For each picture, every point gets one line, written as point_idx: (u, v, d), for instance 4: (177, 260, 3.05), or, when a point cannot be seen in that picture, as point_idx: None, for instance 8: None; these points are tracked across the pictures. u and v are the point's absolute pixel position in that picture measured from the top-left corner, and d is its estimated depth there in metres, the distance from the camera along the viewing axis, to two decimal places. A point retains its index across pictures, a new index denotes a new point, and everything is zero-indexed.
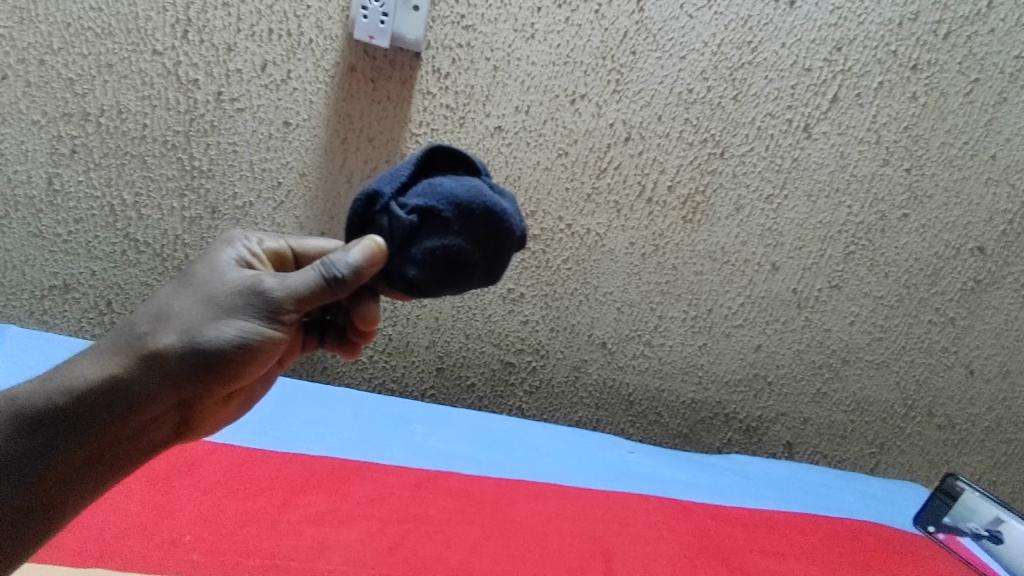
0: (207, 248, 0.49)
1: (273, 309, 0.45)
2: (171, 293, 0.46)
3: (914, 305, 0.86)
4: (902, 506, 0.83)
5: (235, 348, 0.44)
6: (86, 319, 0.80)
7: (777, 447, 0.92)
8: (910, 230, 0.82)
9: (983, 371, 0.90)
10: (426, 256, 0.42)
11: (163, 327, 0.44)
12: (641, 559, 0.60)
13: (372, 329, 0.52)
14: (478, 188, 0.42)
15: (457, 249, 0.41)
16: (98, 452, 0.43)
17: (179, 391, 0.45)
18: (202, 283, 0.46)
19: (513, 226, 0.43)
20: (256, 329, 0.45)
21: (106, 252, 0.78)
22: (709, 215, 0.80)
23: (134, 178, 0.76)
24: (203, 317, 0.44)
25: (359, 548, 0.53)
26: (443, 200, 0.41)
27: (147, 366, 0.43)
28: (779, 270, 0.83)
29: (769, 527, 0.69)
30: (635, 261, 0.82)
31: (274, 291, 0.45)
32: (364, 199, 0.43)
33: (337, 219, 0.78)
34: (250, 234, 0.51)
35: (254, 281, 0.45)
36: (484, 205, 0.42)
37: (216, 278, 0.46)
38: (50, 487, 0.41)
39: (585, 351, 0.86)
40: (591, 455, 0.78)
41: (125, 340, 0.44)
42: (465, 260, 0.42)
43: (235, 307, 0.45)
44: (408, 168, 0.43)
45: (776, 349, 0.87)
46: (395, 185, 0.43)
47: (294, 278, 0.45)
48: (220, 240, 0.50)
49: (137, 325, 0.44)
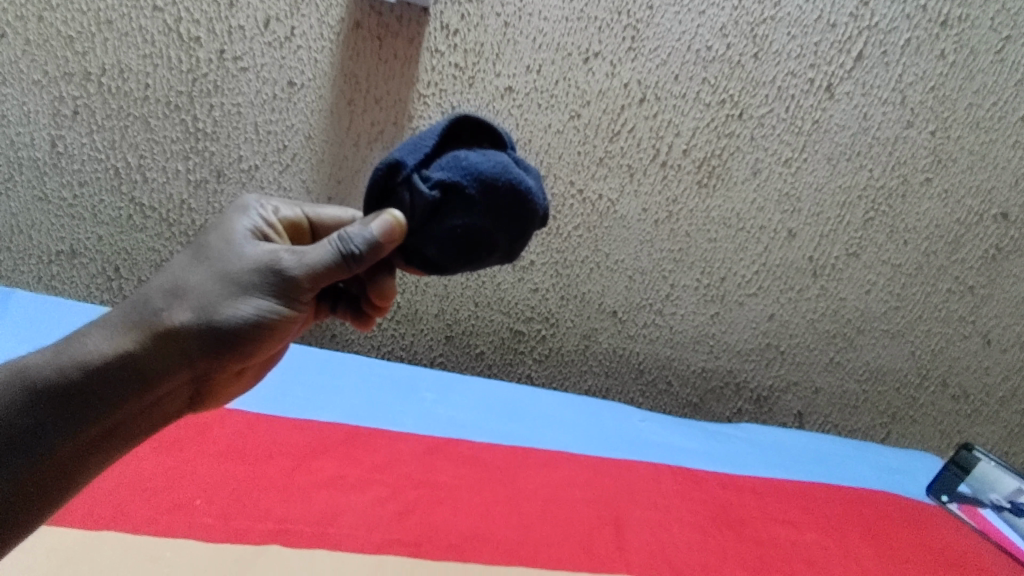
0: (220, 217, 0.49)
1: (290, 288, 0.44)
2: (186, 266, 0.45)
3: (933, 273, 0.84)
4: (915, 476, 0.83)
5: (252, 326, 0.44)
6: (95, 285, 0.80)
7: (787, 417, 0.92)
8: (932, 195, 0.80)
9: (1001, 341, 0.88)
10: (448, 235, 0.41)
11: (179, 304, 0.43)
12: (652, 526, 0.60)
13: (388, 302, 0.51)
14: (505, 165, 0.40)
15: (480, 229, 0.40)
16: (112, 426, 0.43)
17: (195, 367, 0.45)
18: (218, 258, 0.45)
19: (538, 206, 0.42)
20: (271, 305, 0.44)
21: (112, 216, 0.78)
22: (725, 179, 0.78)
23: (138, 140, 0.75)
24: (219, 294, 0.43)
25: (369, 515, 0.53)
26: (467, 175, 0.39)
27: (162, 342, 0.43)
28: (796, 237, 0.81)
29: (780, 494, 0.69)
30: (648, 228, 0.80)
31: (292, 269, 0.44)
32: (386, 169, 0.42)
33: (344, 183, 0.77)
34: (265, 202, 0.51)
35: (269, 255, 0.44)
36: (510, 184, 0.40)
37: (232, 253, 0.45)
38: (64, 462, 0.41)
39: (595, 320, 0.85)
40: (603, 423, 0.77)
41: (139, 314, 0.43)
42: (487, 241, 0.41)
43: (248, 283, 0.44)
44: (434, 140, 0.42)
45: (790, 319, 0.86)
46: (419, 157, 0.41)
47: (308, 252, 0.44)
48: (233, 208, 0.49)
49: (152, 300, 0.44)
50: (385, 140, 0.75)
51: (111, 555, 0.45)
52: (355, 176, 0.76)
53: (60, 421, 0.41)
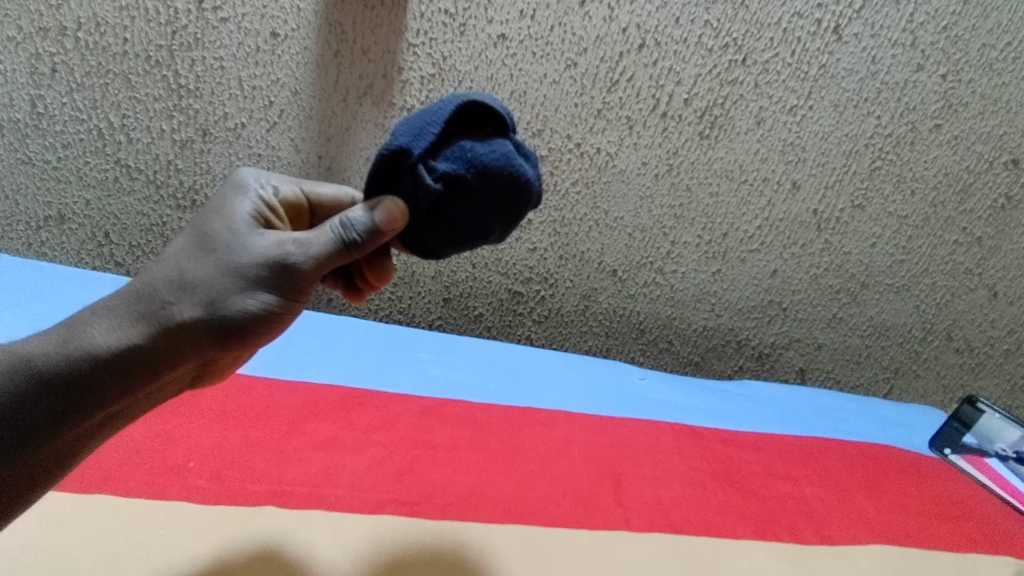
0: (218, 201, 0.47)
1: (298, 280, 0.43)
2: (191, 257, 0.44)
3: (940, 224, 0.82)
4: (917, 429, 0.83)
5: (261, 319, 0.43)
6: (86, 251, 0.79)
7: (789, 374, 0.92)
8: (942, 142, 0.77)
9: (1008, 294, 0.87)
10: (448, 223, 0.42)
11: (187, 298, 0.42)
12: (652, 483, 0.59)
13: (381, 285, 0.52)
14: (507, 156, 0.42)
15: (479, 220, 0.42)
16: (117, 410, 0.42)
17: (204, 357, 0.44)
18: (223, 249, 0.44)
19: (532, 195, 0.44)
20: (279, 295, 0.43)
21: (98, 179, 0.76)
22: (727, 130, 0.75)
23: (119, 98, 0.72)
24: (227, 288, 0.43)
25: (366, 475, 0.52)
26: (472, 169, 0.41)
27: (171, 334, 0.42)
28: (800, 189, 0.79)
29: (781, 450, 0.69)
30: (648, 183, 0.78)
31: (298, 261, 0.43)
32: (391, 153, 0.40)
33: (334, 141, 0.75)
34: (265, 182, 0.49)
35: (270, 242, 0.44)
36: (512, 178, 0.42)
37: (237, 244, 0.44)
38: (61, 438, 0.40)
39: (595, 279, 0.84)
40: (602, 382, 0.77)
41: (145, 306, 0.42)
42: (484, 230, 0.43)
43: (252, 272, 0.43)
44: (439, 125, 0.41)
45: (793, 275, 0.84)
46: (427, 145, 0.40)
47: (306, 237, 0.43)
48: (230, 191, 0.48)
49: (158, 293, 0.43)
50: (374, 94, 0.72)
51: (116, 520, 0.44)
52: (344, 133, 0.74)
53: (53, 390, 0.40)
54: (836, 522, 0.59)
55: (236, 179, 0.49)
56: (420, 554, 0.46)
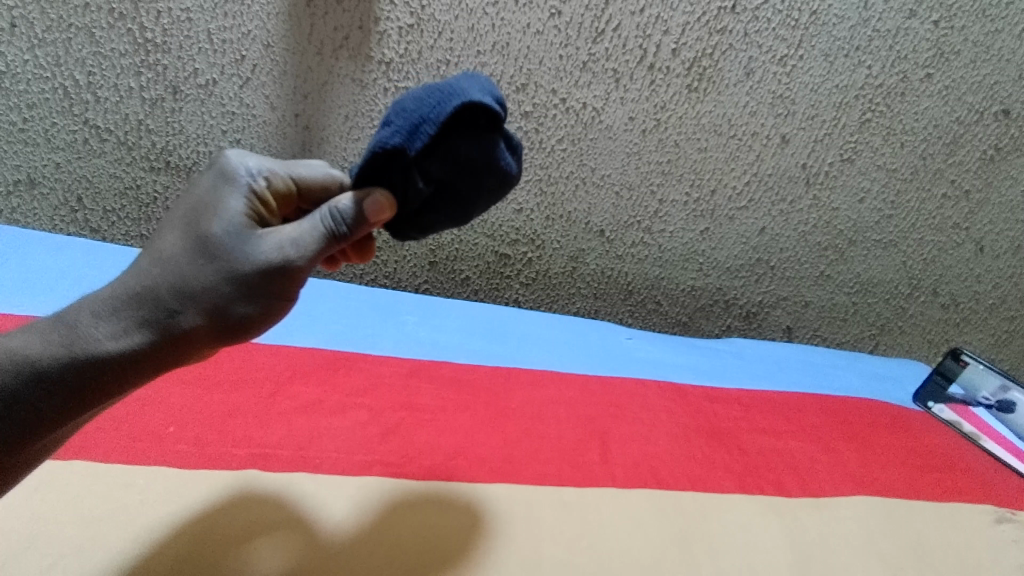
0: (208, 194, 0.42)
1: (297, 280, 0.42)
2: (187, 262, 0.40)
3: (928, 178, 0.81)
4: (902, 384, 0.83)
5: (264, 319, 0.42)
6: (59, 217, 0.77)
7: (776, 332, 0.92)
8: (932, 92, 0.75)
9: (994, 248, 0.86)
10: (434, 215, 0.44)
11: (189, 307, 0.40)
12: (639, 441, 0.59)
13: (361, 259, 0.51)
14: (496, 157, 0.43)
15: (463, 212, 0.45)
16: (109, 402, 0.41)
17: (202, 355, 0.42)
18: (221, 255, 0.40)
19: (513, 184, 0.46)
20: (279, 295, 0.42)
21: (67, 141, 0.73)
22: (716, 82, 0.73)
23: (84, 55, 0.69)
24: (230, 295, 0.40)
25: (351, 437, 0.52)
26: (464, 173, 0.42)
27: (171, 339, 0.40)
28: (789, 143, 0.77)
29: (767, 406, 0.69)
30: (635, 139, 0.76)
31: (298, 264, 0.41)
32: (387, 151, 0.40)
33: (311, 97, 0.72)
34: (253, 169, 0.43)
35: (265, 239, 0.41)
36: (497, 176, 0.44)
37: (236, 250, 0.40)
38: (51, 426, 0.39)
39: (582, 240, 0.83)
40: (589, 343, 0.76)
41: (146, 303, 0.40)
42: (466, 219, 0.46)
43: (251, 276, 0.40)
44: (436, 124, 0.40)
45: (781, 232, 0.83)
46: (422, 148, 0.40)
47: (294, 230, 0.41)
48: (215, 180, 0.43)
49: (156, 300, 0.40)
50: (351, 47, 0.69)
51: (95, 484, 0.44)
52: (321, 89, 0.72)
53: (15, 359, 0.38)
54: (821, 475, 0.59)
55: (218, 164, 0.43)
56: (408, 509, 0.46)
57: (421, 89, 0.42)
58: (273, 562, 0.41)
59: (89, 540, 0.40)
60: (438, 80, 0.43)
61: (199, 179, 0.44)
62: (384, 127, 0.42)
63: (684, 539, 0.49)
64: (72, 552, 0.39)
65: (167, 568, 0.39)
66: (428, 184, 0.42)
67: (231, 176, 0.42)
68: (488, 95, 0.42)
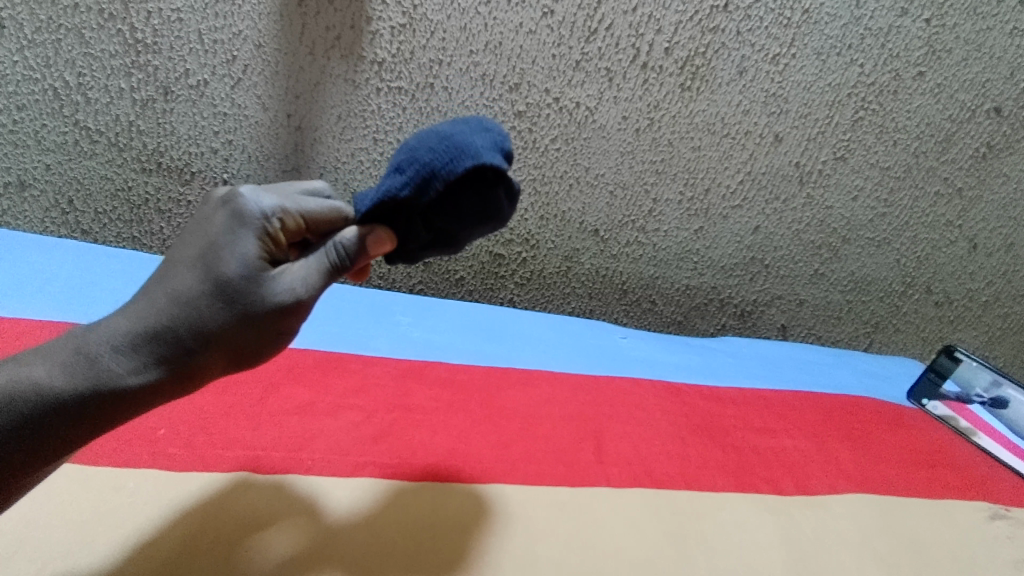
0: (218, 234, 0.39)
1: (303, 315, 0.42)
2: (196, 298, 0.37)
3: (921, 175, 0.81)
4: (896, 381, 0.83)
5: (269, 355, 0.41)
6: (50, 219, 0.76)
7: (771, 330, 0.92)
8: (925, 90, 0.76)
9: (987, 246, 0.87)
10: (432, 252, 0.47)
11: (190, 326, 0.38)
12: (633, 440, 0.59)
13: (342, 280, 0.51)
14: (497, 212, 0.45)
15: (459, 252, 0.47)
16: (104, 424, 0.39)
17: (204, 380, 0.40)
18: (235, 301, 0.38)
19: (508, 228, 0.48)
20: (286, 333, 0.41)
21: (57, 143, 0.72)
22: (709, 80, 0.73)
23: (73, 56, 0.68)
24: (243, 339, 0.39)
25: (344, 438, 0.52)
26: (465, 224, 0.44)
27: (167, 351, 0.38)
28: (783, 142, 0.78)
29: (761, 405, 0.69)
30: (629, 138, 0.76)
31: (306, 301, 0.41)
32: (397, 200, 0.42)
33: (303, 98, 0.72)
34: (267, 209, 0.40)
35: (276, 278, 0.40)
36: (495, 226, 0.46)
37: (251, 296, 0.38)
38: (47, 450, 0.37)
39: (577, 240, 0.82)
40: (584, 342, 0.76)
41: (133, 306, 0.39)
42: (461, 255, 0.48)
43: (264, 318, 0.39)
44: (444, 182, 0.42)
45: (775, 231, 0.84)
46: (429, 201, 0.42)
47: (302, 268, 0.41)
48: (225, 217, 0.40)
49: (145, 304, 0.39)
50: (342, 47, 0.69)
51: (85, 489, 0.43)
52: (313, 89, 0.71)
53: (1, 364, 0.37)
54: (815, 472, 0.59)
55: (228, 200, 0.40)
56: (405, 497, 0.47)
57: (433, 137, 0.43)
58: (283, 541, 0.42)
59: (79, 545, 0.40)
60: (449, 127, 0.44)
61: (205, 214, 0.40)
62: (396, 172, 0.43)
63: (679, 538, 0.49)
64: (61, 557, 0.39)
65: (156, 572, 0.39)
66: (434, 233, 0.44)
67: (244, 216, 0.39)
68: (496, 152, 0.43)
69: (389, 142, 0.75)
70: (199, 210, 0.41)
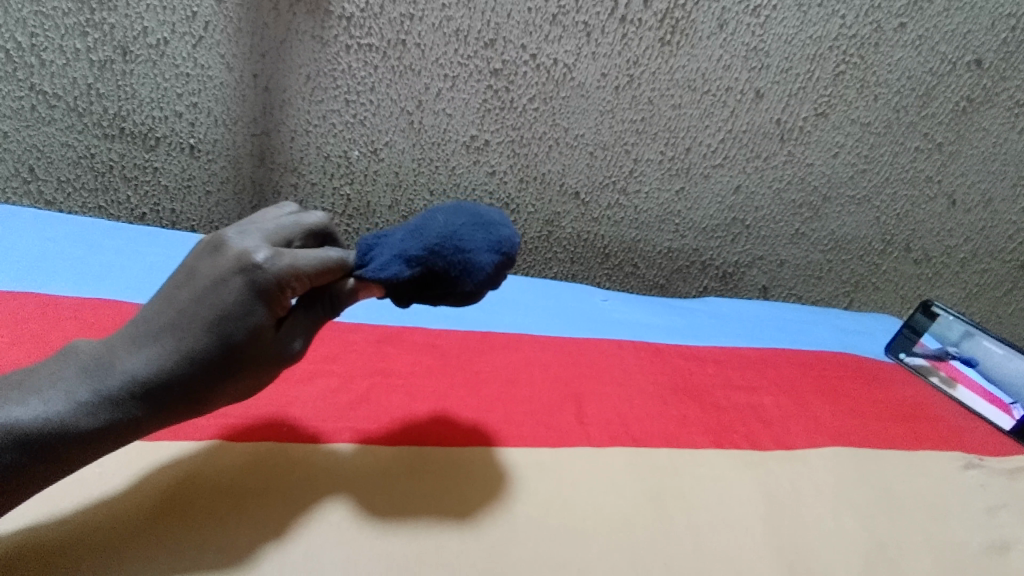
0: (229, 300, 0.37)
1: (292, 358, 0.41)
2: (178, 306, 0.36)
3: (902, 131, 0.80)
4: (875, 338, 0.84)
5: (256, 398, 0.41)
6: (10, 189, 0.73)
7: (752, 292, 0.92)
8: (906, 42, 0.74)
9: (966, 202, 0.87)
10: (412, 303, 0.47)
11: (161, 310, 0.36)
12: (614, 401, 0.59)
13: None
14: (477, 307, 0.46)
15: None
16: None
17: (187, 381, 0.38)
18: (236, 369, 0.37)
19: None
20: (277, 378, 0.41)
21: (14, 108, 0.69)
22: (689, 34, 0.71)
23: (24, 14, 0.65)
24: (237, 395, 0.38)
25: (321, 406, 0.51)
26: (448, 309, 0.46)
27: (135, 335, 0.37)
28: (763, 98, 0.76)
29: (741, 363, 0.69)
30: (609, 96, 0.75)
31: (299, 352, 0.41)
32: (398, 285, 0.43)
33: (270, 57, 0.69)
34: (282, 279, 0.38)
35: (276, 345, 0.39)
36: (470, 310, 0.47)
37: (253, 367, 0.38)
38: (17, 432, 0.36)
39: (557, 203, 0.81)
40: (565, 306, 0.75)
41: None
42: None
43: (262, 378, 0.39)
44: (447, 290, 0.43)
45: (756, 190, 0.83)
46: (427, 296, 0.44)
47: (302, 328, 0.41)
48: (239, 282, 0.37)
49: None
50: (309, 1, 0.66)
51: None
52: (281, 48, 0.69)
53: None
54: (795, 428, 0.60)
55: (245, 262, 0.37)
56: (392, 453, 0.47)
57: (450, 243, 0.42)
58: (271, 495, 0.42)
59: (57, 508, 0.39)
60: (470, 236, 0.43)
61: (215, 270, 0.37)
62: (402, 257, 0.43)
63: (659, 494, 0.49)
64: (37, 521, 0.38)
65: (130, 540, 0.38)
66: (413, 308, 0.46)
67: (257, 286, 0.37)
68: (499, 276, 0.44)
69: (361, 104, 0.72)
70: (208, 262, 0.38)
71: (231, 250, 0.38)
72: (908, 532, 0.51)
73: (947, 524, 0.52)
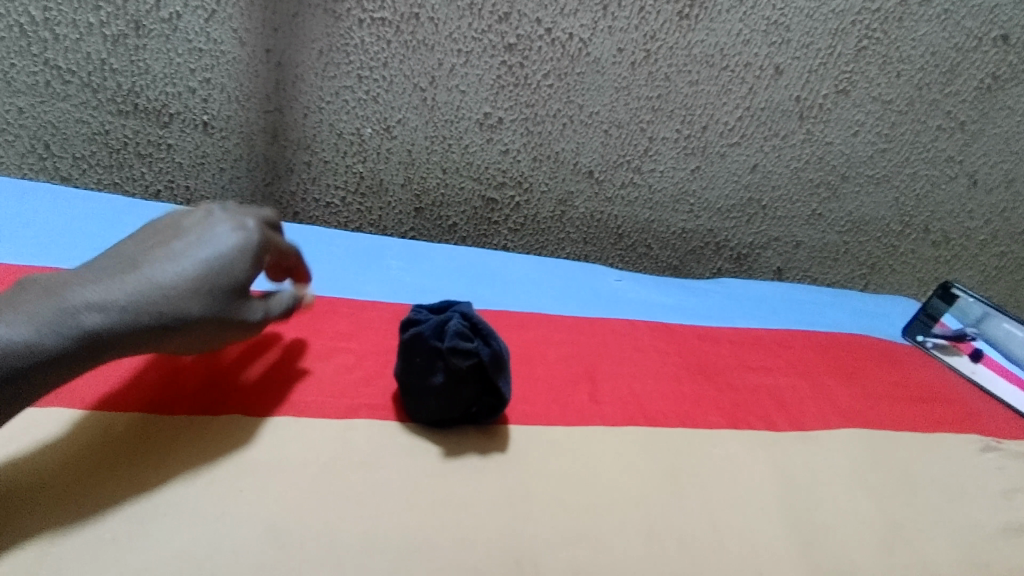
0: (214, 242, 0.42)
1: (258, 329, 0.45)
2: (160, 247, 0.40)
3: (924, 109, 0.79)
4: (892, 320, 0.83)
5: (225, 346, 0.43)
6: (26, 165, 0.73)
7: (767, 274, 0.90)
8: (930, 17, 0.73)
9: (987, 182, 0.85)
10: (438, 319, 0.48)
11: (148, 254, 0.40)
12: (627, 380, 0.59)
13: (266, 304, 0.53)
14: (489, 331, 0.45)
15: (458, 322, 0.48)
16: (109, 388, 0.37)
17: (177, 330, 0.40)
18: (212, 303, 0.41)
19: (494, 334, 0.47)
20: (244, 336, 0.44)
21: (28, 84, 0.69)
22: (708, 8, 0.70)
23: None
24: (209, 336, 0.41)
25: (336, 381, 0.51)
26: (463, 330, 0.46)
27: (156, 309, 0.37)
28: (783, 74, 0.75)
29: (756, 344, 0.68)
30: (625, 72, 0.73)
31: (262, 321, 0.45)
32: None
33: (282, 31, 0.69)
34: (262, 238, 0.45)
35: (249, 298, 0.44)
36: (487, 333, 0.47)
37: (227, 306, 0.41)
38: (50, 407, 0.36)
39: (571, 182, 0.80)
40: (578, 285, 0.75)
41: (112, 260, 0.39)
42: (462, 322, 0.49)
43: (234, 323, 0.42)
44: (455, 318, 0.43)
45: (773, 170, 0.81)
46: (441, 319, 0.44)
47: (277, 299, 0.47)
48: (225, 233, 0.43)
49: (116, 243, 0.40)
50: None
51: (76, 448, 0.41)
52: (294, 22, 0.68)
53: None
54: (810, 409, 0.59)
55: (230, 221, 0.44)
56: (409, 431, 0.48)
57: None
58: (290, 470, 0.43)
59: (24, 481, 0.38)
60: None
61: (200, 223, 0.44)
62: None
63: (673, 473, 0.49)
64: (23, 491, 0.38)
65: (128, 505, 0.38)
66: (445, 327, 0.47)
67: (243, 240, 0.43)
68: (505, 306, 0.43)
69: (374, 80, 0.72)
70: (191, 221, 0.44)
71: (218, 215, 0.45)
72: (923, 513, 0.50)
73: (963, 505, 0.52)
